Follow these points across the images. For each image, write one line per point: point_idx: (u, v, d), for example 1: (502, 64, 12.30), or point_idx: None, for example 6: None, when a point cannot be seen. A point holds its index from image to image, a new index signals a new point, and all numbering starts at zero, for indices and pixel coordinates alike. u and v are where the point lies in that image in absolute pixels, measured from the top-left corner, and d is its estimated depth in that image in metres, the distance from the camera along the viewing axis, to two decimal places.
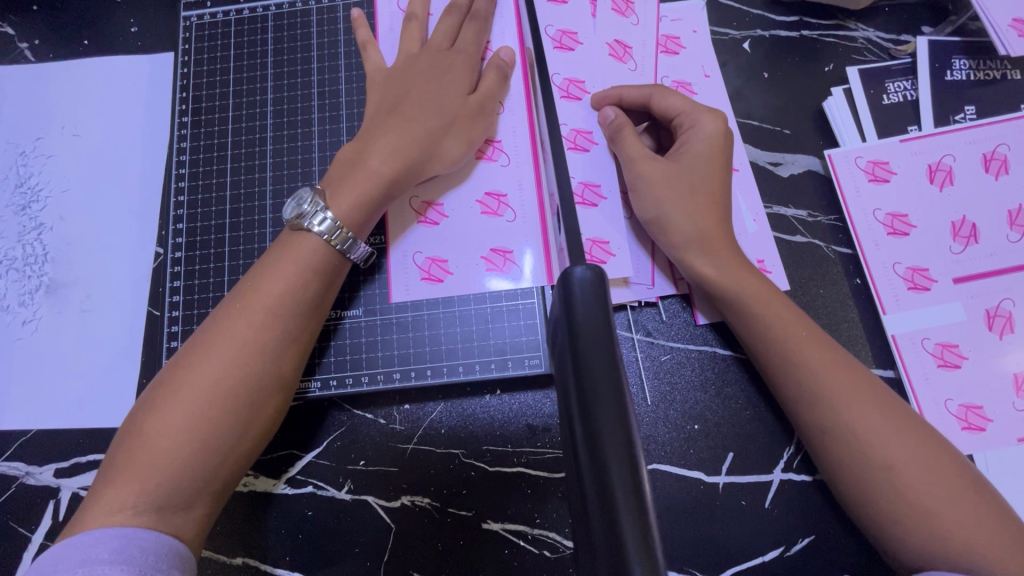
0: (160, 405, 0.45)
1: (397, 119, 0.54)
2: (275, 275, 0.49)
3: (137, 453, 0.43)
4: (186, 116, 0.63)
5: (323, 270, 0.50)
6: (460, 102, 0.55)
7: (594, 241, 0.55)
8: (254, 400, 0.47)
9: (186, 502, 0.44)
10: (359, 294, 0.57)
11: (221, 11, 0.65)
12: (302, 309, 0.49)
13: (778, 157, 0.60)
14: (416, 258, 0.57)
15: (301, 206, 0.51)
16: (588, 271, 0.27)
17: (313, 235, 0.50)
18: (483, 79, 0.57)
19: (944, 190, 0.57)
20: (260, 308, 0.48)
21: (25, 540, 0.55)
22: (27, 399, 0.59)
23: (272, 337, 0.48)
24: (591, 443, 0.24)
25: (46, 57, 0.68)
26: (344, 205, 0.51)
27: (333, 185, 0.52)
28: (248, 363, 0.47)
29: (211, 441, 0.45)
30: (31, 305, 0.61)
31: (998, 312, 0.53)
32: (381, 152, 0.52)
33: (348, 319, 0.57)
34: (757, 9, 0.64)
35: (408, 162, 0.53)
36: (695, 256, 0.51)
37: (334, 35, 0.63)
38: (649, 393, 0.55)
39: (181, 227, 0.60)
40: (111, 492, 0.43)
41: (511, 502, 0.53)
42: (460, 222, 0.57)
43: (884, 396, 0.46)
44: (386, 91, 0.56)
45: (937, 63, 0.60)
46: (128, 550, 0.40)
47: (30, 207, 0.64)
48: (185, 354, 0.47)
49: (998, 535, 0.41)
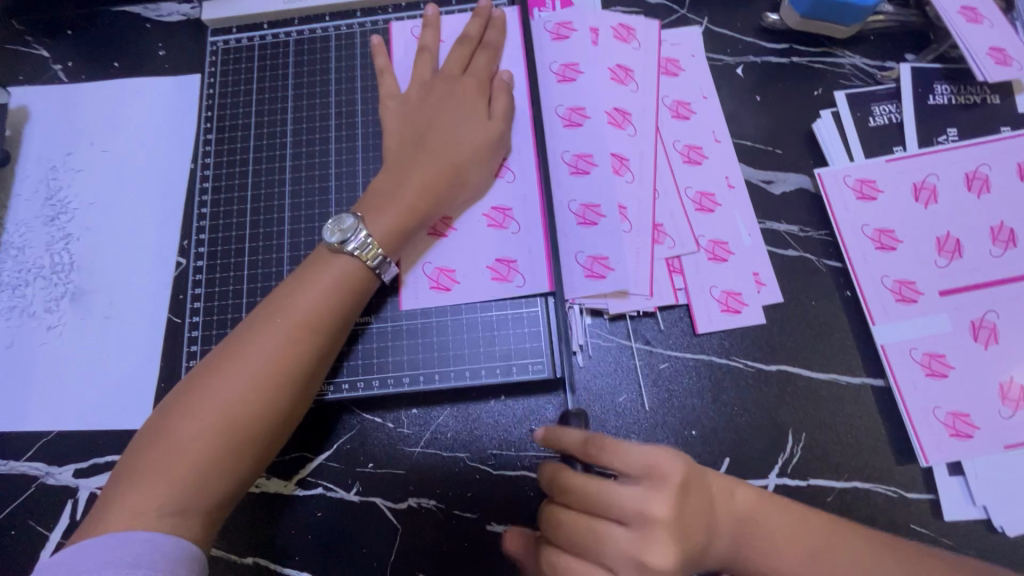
0: (189, 409, 0.47)
1: (426, 153, 0.57)
2: (308, 289, 0.52)
3: (167, 454, 0.46)
4: (212, 133, 0.66)
5: (354, 286, 0.54)
6: (481, 130, 0.59)
7: (594, 257, 0.58)
8: (280, 410, 0.49)
9: (205, 506, 0.46)
10: (387, 301, 0.60)
11: (245, 37, 0.69)
12: (330, 321, 0.52)
13: (769, 175, 0.63)
14: (426, 268, 0.60)
15: (343, 230, 0.54)
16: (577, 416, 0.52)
17: (352, 257, 0.53)
18: (496, 101, 0.61)
19: (929, 208, 0.59)
20: (293, 320, 0.51)
21: (43, 538, 0.57)
22: (50, 402, 0.61)
23: (301, 349, 0.50)
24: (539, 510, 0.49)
25: (78, 77, 0.72)
26: (382, 227, 0.55)
27: (370, 210, 0.55)
28: (277, 373, 0.49)
29: (233, 446, 0.47)
30: (56, 311, 0.64)
31: (983, 323, 0.56)
32: (416, 186, 0.56)
33: (373, 324, 0.59)
34: (749, 37, 0.68)
35: (439, 193, 0.57)
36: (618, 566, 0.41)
37: (352, 59, 0.67)
38: (648, 399, 0.57)
39: (203, 238, 0.63)
40: (138, 490, 0.45)
41: (514, 507, 0.55)
42: (470, 235, 0.60)
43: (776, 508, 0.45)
44: (410, 119, 0.60)
45: (920, 88, 0.63)
46: (150, 555, 0.42)
47: (59, 218, 0.67)
48: (214, 359, 0.50)
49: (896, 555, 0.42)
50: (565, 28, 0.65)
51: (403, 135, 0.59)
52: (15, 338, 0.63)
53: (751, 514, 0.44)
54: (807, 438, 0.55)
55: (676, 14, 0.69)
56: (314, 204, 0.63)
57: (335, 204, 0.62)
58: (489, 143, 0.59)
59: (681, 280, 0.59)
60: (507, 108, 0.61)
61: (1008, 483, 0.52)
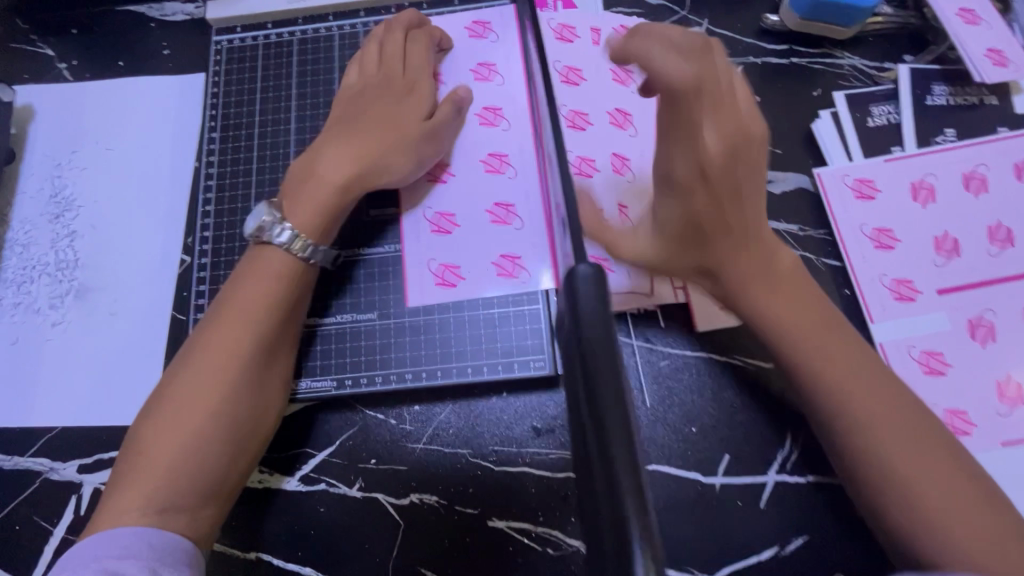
0: (153, 420, 0.48)
1: (353, 137, 0.58)
2: (246, 284, 0.52)
3: (141, 464, 0.47)
4: (215, 132, 0.67)
5: (286, 272, 0.53)
6: (415, 125, 0.59)
7: None
8: (234, 400, 0.49)
9: (192, 505, 0.47)
10: (331, 302, 0.61)
11: (249, 36, 0.70)
12: (272, 312, 0.52)
13: (769, 175, 0.63)
14: (430, 265, 0.61)
15: (263, 218, 0.54)
16: (590, 269, 0.30)
17: (276, 247, 0.54)
18: (437, 108, 0.61)
19: (927, 207, 0.60)
20: (236, 318, 0.51)
21: (47, 534, 0.57)
22: (54, 398, 0.61)
23: (242, 339, 0.50)
24: (592, 408, 0.27)
25: (83, 76, 0.72)
26: (303, 215, 0.55)
27: (289, 198, 0.56)
28: (223, 366, 0.49)
29: (199, 448, 0.48)
30: (60, 308, 0.64)
31: (980, 321, 0.56)
32: (334, 167, 0.56)
33: (326, 325, 0.60)
34: (748, 38, 0.68)
35: (356, 176, 0.57)
36: (749, 302, 0.47)
37: (355, 59, 0.68)
38: (649, 396, 0.58)
39: (208, 235, 0.63)
40: (121, 498, 0.46)
41: (516, 503, 0.55)
42: (473, 233, 0.61)
43: (910, 427, 0.44)
44: (347, 108, 0.61)
45: (918, 89, 0.64)
46: (139, 547, 0.43)
47: (63, 215, 0.68)
48: (170, 370, 0.51)
49: (975, 508, 0.42)
50: (565, 31, 0.66)
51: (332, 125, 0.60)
52: (20, 334, 0.64)
53: (874, 433, 0.44)
54: (807, 435, 0.55)
55: (677, 15, 0.70)
56: None
57: None
58: (421, 139, 0.59)
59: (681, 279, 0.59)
60: (450, 115, 0.61)
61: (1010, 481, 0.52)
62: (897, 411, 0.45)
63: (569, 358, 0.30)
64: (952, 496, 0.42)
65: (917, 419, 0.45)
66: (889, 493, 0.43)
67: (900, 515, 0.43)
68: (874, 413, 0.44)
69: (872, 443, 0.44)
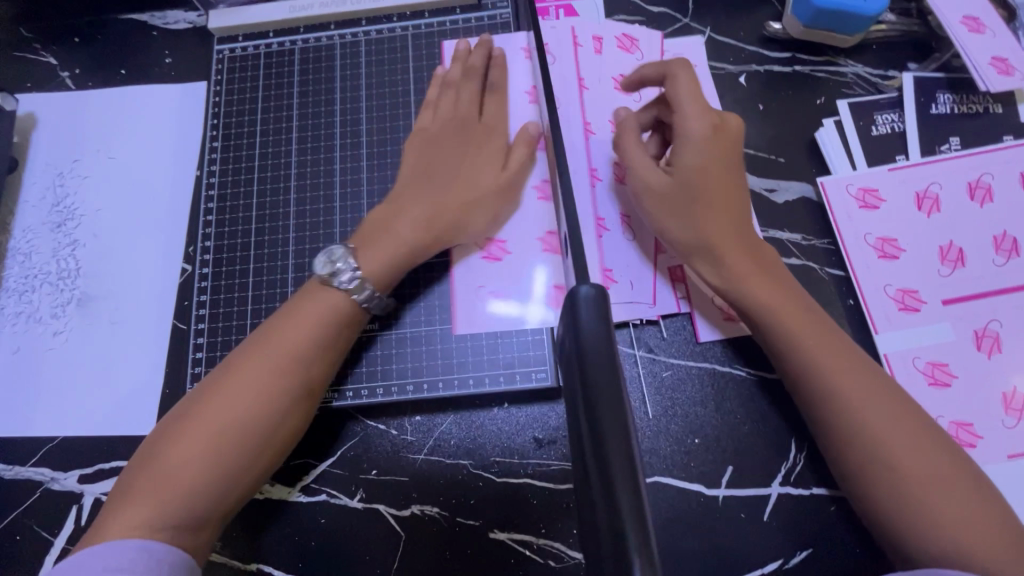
0: (178, 434, 0.48)
1: (431, 188, 0.57)
2: (297, 318, 0.52)
3: (154, 479, 0.46)
4: (217, 141, 0.67)
5: (340, 316, 0.53)
6: (492, 176, 0.58)
7: (604, 270, 0.59)
8: (266, 436, 0.49)
9: (197, 523, 0.46)
10: (394, 315, 0.60)
11: (251, 45, 0.70)
12: (320, 349, 0.52)
13: (773, 184, 0.63)
14: (479, 292, 0.59)
15: (334, 262, 0.54)
16: (591, 288, 0.30)
17: (341, 292, 0.53)
18: (513, 152, 0.60)
19: (931, 217, 0.60)
20: (283, 351, 0.51)
21: (47, 544, 0.57)
22: (55, 408, 0.61)
23: (287, 378, 0.50)
24: (592, 426, 0.27)
25: (85, 84, 0.73)
26: (375, 265, 0.54)
27: (363, 245, 0.55)
28: (262, 402, 0.49)
29: (219, 474, 0.47)
30: (62, 317, 0.64)
31: (986, 332, 0.56)
32: (413, 221, 0.56)
33: (382, 333, 0.60)
34: (751, 46, 0.68)
35: (435, 231, 0.56)
36: (698, 263, 0.55)
37: (357, 68, 0.68)
38: (652, 407, 0.57)
39: (209, 245, 0.63)
40: (126, 510, 0.45)
41: (518, 514, 0.55)
42: (524, 261, 0.59)
43: (914, 439, 0.47)
44: (422, 154, 0.60)
45: (922, 97, 0.64)
46: (144, 561, 0.43)
47: (66, 224, 0.68)
48: (205, 387, 0.50)
49: (973, 515, 0.45)
50: (561, 40, 0.66)
51: (412, 167, 0.59)
52: (22, 343, 0.64)
53: (876, 438, 0.47)
54: (811, 447, 0.55)
55: (679, 23, 0.70)
56: (319, 213, 0.63)
57: (340, 212, 0.63)
58: (498, 190, 0.58)
59: (683, 289, 0.60)
60: (524, 159, 0.59)
61: (1017, 494, 0.51)
62: (901, 421, 0.48)
63: (570, 377, 0.30)
64: (938, 483, 0.46)
65: (924, 433, 0.48)
66: (886, 479, 0.47)
67: (900, 503, 0.46)
68: (875, 423, 0.48)
69: (875, 451, 0.47)
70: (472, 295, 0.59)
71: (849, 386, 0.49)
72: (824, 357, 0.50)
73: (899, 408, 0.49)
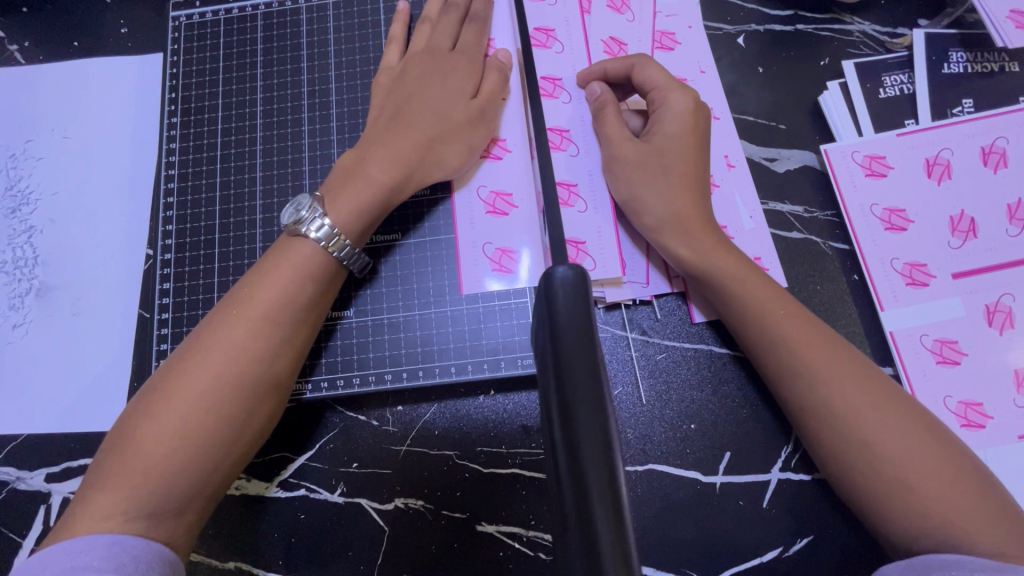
0: (151, 410, 0.44)
1: (400, 126, 0.53)
2: (268, 280, 0.48)
3: (129, 460, 0.42)
4: (175, 116, 0.62)
5: (314, 273, 0.49)
6: (462, 109, 0.54)
7: (573, 242, 0.55)
8: (249, 406, 0.46)
9: (176, 509, 0.43)
10: (364, 292, 0.57)
11: (209, 11, 0.65)
12: (298, 311, 0.48)
13: (774, 152, 0.59)
14: (485, 250, 0.56)
15: (299, 211, 0.49)
16: (569, 269, 0.26)
17: (311, 242, 0.49)
18: (485, 81, 0.56)
19: (941, 184, 0.56)
20: (255, 314, 0.47)
21: (12, 550, 0.54)
22: (16, 404, 0.58)
23: (264, 344, 0.47)
24: (565, 430, 0.23)
25: (35, 58, 0.67)
26: (343, 213, 0.50)
27: (330, 192, 0.51)
28: (241, 369, 0.46)
29: (202, 448, 0.44)
30: (21, 309, 0.61)
31: (998, 307, 0.53)
32: (382, 161, 0.52)
33: (350, 320, 0.56)
34: (751, 4, 0.63)
35: (410, 170, 0.52)
36: (671, 238, 0.51)
37: (324, 33, 0.63)
38: (644, 392, 0.54)
39: (170, 230, 0.59)
40: (100, 499, 0.41)
41: (506, 505, 0.52)
42: (531, 215, 0.56)
43: (907, 418, 0.44)
44: (389, 95, 0.56)
45: (934, 56, 0.59)
46: (117, 558, 0.39)
47: (20, 210, 0.63)
48: (175, 360, 0.46)
49: (972, 504, 0.41)
50: None
51: (384, 108, 0.55)
52: None
53: (864, 424, 0.44)
54: None
55: None
56: (286, 190, 0.59)
57: (310, 189, 0.59)
58: (469, 123, 0.54)
59: None
60: (496, 90, 0.56)
61: None
62: (893, 403, 0.45)
63: (542, 361, 0.26)
64: (917, 455, 0.43)
65: (916, 417, 0.45)
66: (868, 463, 0.44)
67: (875, 477, 0.43)
68: (863, 405, 0.45)
69: (866, 437, 0.44)
70: (477, 254, 0.56)
71: (834, 365, 0.46)
72: (802, 332, 0.47)
73: (884, 387, 0.46)
